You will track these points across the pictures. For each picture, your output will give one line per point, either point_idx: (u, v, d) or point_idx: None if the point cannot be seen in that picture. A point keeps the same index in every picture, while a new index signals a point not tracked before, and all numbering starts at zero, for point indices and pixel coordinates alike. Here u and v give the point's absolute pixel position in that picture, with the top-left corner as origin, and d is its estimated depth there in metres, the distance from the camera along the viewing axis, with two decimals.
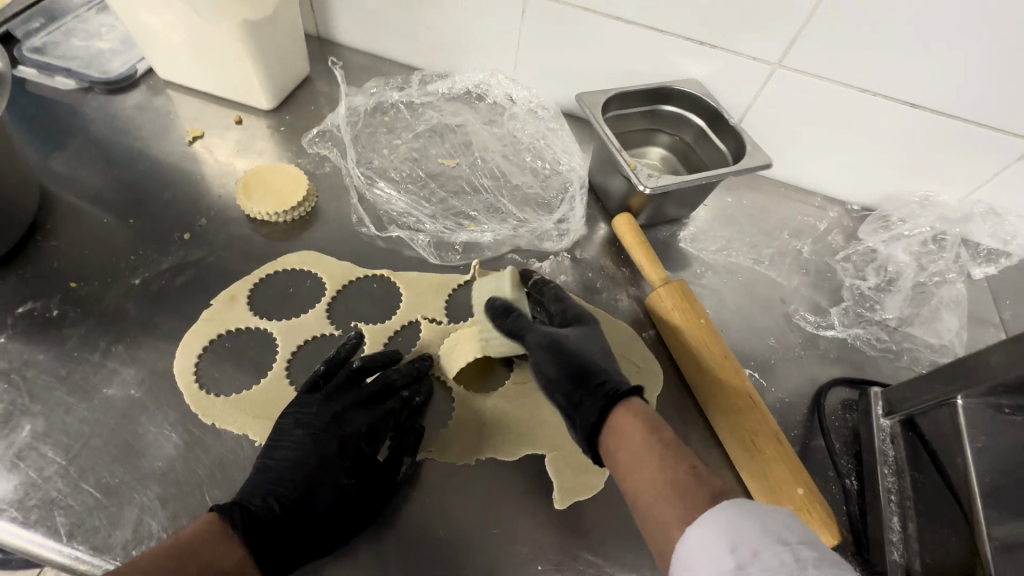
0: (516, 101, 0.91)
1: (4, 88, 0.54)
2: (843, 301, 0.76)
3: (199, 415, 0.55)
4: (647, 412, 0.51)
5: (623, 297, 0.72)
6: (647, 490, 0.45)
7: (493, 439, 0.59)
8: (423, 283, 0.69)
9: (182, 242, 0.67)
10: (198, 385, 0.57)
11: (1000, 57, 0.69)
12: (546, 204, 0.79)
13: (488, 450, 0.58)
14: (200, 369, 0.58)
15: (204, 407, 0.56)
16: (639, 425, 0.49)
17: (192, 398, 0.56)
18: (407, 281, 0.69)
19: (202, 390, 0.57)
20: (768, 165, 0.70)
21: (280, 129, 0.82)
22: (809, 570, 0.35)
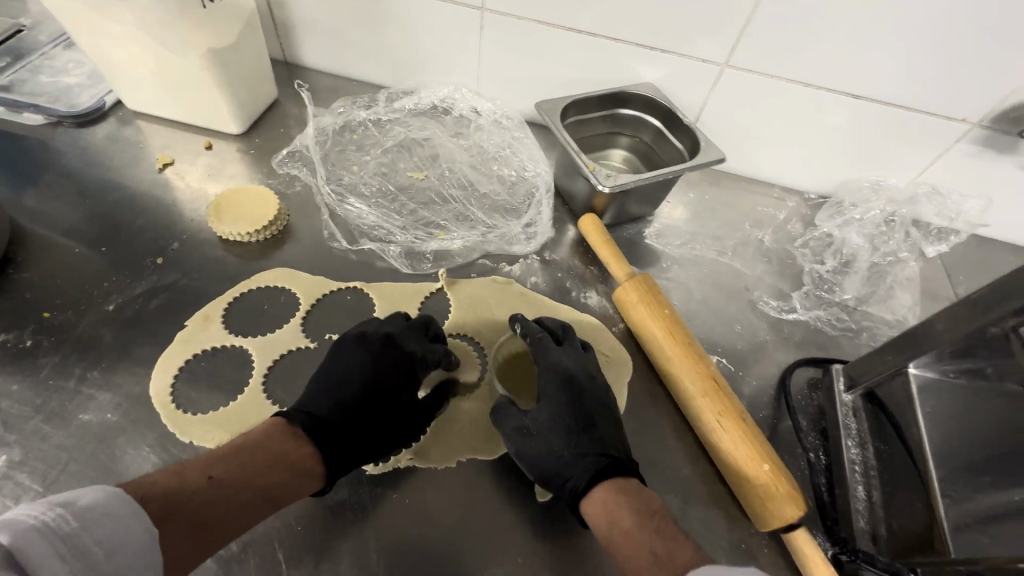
0: (481, 113, 0.93)
1: None
2: (804, 286, 0.79)
3: (176, 434, 0.56)
4: (609, 490, 0.53)
5: (593, 295, 0.74)
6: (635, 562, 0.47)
7: (472, 438, 0.61)
8: (396, 293, 0.71)
9: (155, 267, 0.68)
10: (175, 405, 0.58)
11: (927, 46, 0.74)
12: (514, 210, 0.81)
13: (467, 448, 0.60)
14: (176, 389, 0.59)
15: (182, 426, 0.57)
16: (604, 515, 0.51)
17: (169, 418, 0.57)
18: (380, 291, 0.70)
19: (179, 410, 0.58)
20: (719, 160, 0.73)
21: (250, 152, 0.84)
22: None
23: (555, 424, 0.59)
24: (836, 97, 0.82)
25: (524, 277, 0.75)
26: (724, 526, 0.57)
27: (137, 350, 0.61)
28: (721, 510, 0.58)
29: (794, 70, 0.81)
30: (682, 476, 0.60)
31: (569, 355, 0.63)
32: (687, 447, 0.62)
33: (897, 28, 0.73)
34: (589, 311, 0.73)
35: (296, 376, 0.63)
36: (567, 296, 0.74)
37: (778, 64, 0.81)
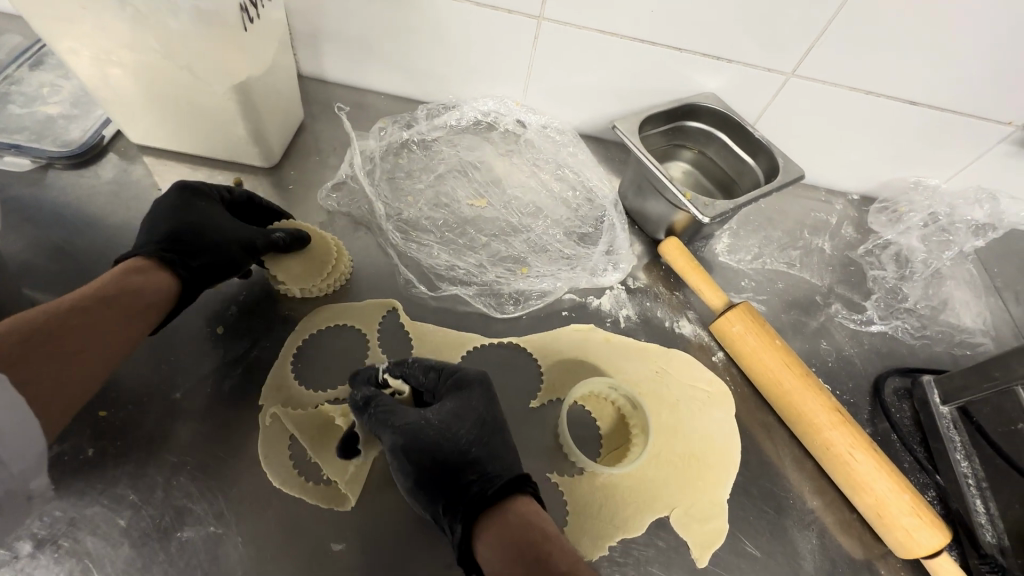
0: (529, 126, 0.87)
1: None
2: (874, 294, 0.80)
3: (323, 506, 0.51)
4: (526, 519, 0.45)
5: (686, 323, 0.72)
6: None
7: (616, 490, 0.59)
8: (470, 322, 0.67)
9: (217, 339, 0.59)
10: (306, 479, 0.52)
11: (993, 56, 0.74)
12: (589, 235, 0.77)
13: (621, 514, 0.58)
14: (299, 461, 0.53)
15: (327, 496, 0.52)
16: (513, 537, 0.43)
17: (307, 492, 0.52)
18: (455, 318, 0.67)
19: (312, 482, 0.52)
20: (801, 178, 0.72)
21: (288, 187, 0.75)
22: None
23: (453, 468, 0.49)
24: (892, 102, 0.81)
25: (614, 310, 0.71)
26: (860, 552, 0.59)
27: (223, 443, 0.53)
28: (850, 537, 0.60)
29: (858, 78, 0.79)
30: (811, 508, 0.61)
31: (441, 416, 0.51)
32: (810, 478, 0.62)
33: (970, 33, 0.72)
34: (685, 341, 0.71)
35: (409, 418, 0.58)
36: (661, 328, 0.71)
37: (842, 72, 0.78)
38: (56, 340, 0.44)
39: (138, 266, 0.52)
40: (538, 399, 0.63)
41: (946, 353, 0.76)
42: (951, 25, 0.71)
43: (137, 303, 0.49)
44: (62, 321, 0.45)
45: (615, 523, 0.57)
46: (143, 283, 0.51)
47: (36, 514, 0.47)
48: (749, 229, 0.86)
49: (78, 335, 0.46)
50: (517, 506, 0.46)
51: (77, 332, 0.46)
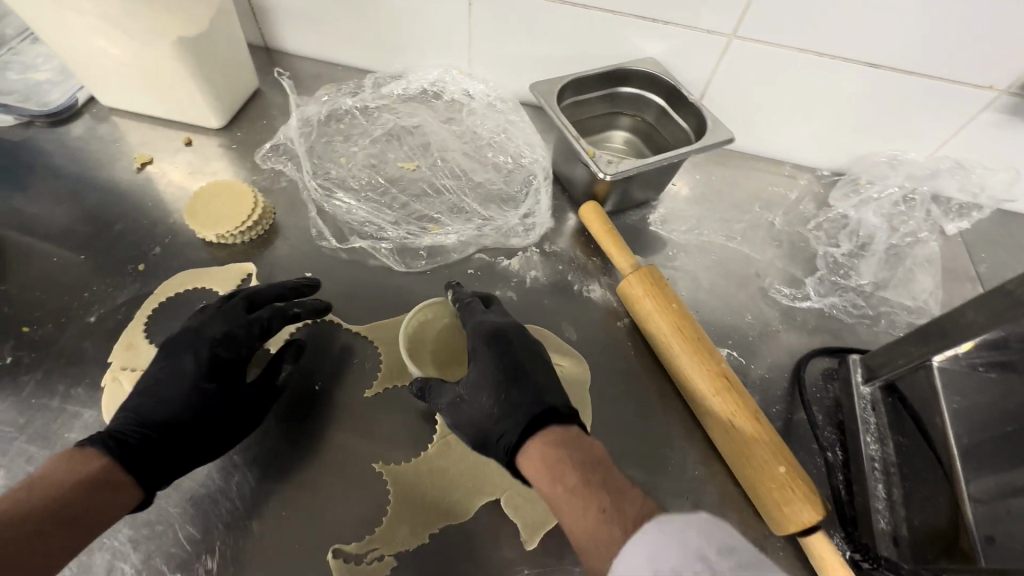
0: (473, 96, 0.88)
1: None
2: (818, 271, 0.75)
3: None
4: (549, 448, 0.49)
5: (596, 288, 0.71)
6: (590, 545, 0.42)
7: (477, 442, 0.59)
8: (374, 275, 0.69)
9: (137, 274, 0.65)
10: None
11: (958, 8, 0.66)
12: (511, 199, 0.77)
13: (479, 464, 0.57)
14: None
15: None
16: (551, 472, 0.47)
17: None
18: (361, 269, 0.69)
19: None
20: (728, 141, 0.69)
21: (232, 146, 0.80)
22: None
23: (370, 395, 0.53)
24: (852, 65, 0.75)
25: (523, 271, 0.71)
26: (739, 527, 0.56)
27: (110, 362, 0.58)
28: (731, 510, 0.56)
29: (808, 39, 0.73)
30: (694, 476, 0.58)
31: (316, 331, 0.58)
32: (698, 448, 0.60)
33: None
34: (592, 305, 0.69)
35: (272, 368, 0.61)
36: (569, 291, 0.71)
37: (788, 32, 0.73)
38: (11, 547, 0.40)
39: (112, 478, 0.47)
40: (374, 388, 0.60)
41: (890, 335, 0.69)
42: None
43: (95, 487, 0.45)
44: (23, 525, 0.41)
45: (464, 472, 0.56)
46: (114, 495, 0.47)
47: None
48: (690, 200, 0.82)
49: (38, 550, 0.41)
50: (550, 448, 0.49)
51: (34, 546, 0.41)
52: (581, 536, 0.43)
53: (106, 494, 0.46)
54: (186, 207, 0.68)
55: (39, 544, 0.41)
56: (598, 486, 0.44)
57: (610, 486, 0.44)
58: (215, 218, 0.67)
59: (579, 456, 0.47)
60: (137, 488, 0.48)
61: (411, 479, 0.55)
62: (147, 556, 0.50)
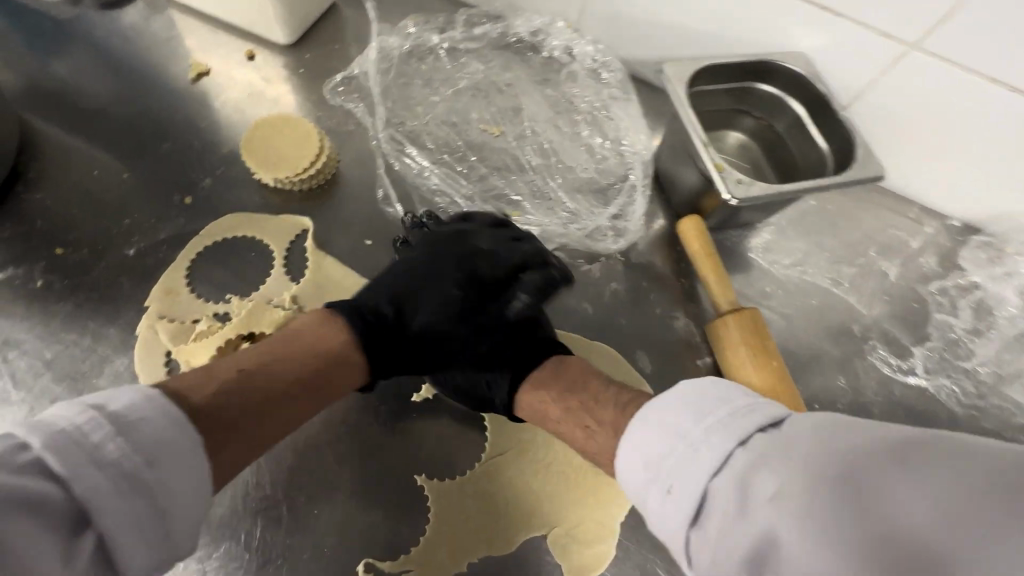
0: (577, 56, 0.74)
1: None
2: (930, 342, 0.66)
3: None
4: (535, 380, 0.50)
5: (680, 315, 0.63)
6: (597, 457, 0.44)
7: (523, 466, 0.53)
8: None
9: (182, 207, 0.58)
10: None
11: None
12: (602, 192, 0.68)
13: (524, 491, 0.52)
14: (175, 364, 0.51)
15: None
16: (540, 405, 0.49)
17: None
18: None
19: None
20: (877, 179, 0.58)
21: (299, 71, 0.69)
22: (702, 444, 0.37)
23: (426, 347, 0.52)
24: None
25: (603, 281, 0.63)
26: None
27: (147, 308, 0.52)
28: None
29: (1011, 66, 0.58)
30: None
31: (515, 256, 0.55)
32: None
33: None
34: (673, 336, 0.62)
35: None
36: (650, 313, 0.63)
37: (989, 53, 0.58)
38: (256, 397, 0.41)
39: (347, 355, 0.47)
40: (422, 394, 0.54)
41: (995, 434, 0.62)
42: None
43: (328, 359, 0.46)
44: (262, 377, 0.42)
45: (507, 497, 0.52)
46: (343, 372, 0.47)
47: None
48: (800, 229, 0.72)
49: (277, 420, 0.42)
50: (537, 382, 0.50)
51: (271, 403, 0.42)
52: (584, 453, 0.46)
53: (338, 367, 0.47)
54: (244, 141, 0.59)
55: (275, 416, 0.42)
56: (575, 407, 0.47)
57: (590, 404, 0.46)
58: (275, 158, 0.59)
59: (557, 387, 0.49)
60: (366, 371, 0.49)
61: (451, 501, 0.51)
62: None
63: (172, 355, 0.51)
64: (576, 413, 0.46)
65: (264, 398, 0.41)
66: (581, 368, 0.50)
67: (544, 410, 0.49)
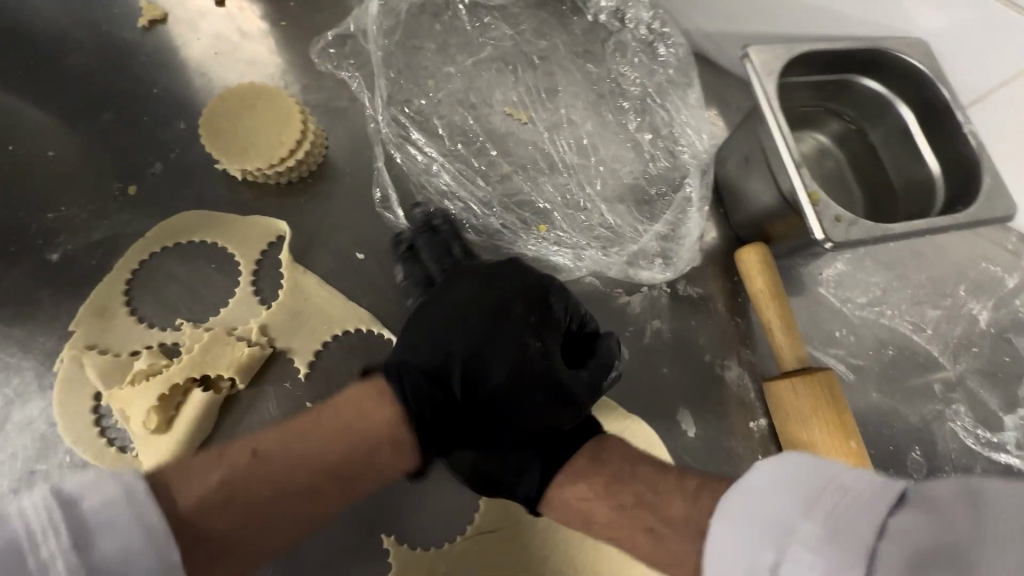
0: (628, 22, 0.58)
1: None
2: (1021, 409, 0.56)
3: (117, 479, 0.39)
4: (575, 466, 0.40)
5: (733, 365, 0.52)
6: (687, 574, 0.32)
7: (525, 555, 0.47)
8: None
9: (125, 201, 0.46)
10: (105, 439, 0.40)
11: None
12: (649, 204, 0.55)
13: None
14: (104, 412, 0.40)
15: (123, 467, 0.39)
16: (590, 491, 0.39)
17: (98, 455, 0.39)
18: None
19: (111, 446, 0.40)
20: (1006, 220, 0.46)
21: (280, 24, 0.55)
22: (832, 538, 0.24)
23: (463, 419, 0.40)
24: None
25: (643, 317, 0.52)
26: None
27: (72, 332, 0.41)
28: None
29: None
30: None
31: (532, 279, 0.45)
32: None
33: None
34: (722, 390, 0.51)
35: (263, 404, 0.43)
36: (696, 360, 0.52)
37: None
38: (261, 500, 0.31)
39: (396, 439, 0.36)
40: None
41: None
42: None
43: (376, 447, 0.36)
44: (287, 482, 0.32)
45: None
46: (390, 459, 0.36)
47: None
48: (880, 259, 0.60)
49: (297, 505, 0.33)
50: (579, 464, 0.40)
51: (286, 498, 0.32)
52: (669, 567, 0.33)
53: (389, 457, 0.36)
54: (202, 123, 0.46)
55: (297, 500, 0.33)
56: (632, 504, 0.36)
57: (645, 499, 0.36)
58: (245, 142, 0.46)
59: (601, 478, 0.39)
60: (416, 450, 0.37)
61: None
62: None
63: (102, 398, 0.40)
64: (634, 513, 0.36)
65: (279, 488, 0.32)
66: (622, 451, 0.40)
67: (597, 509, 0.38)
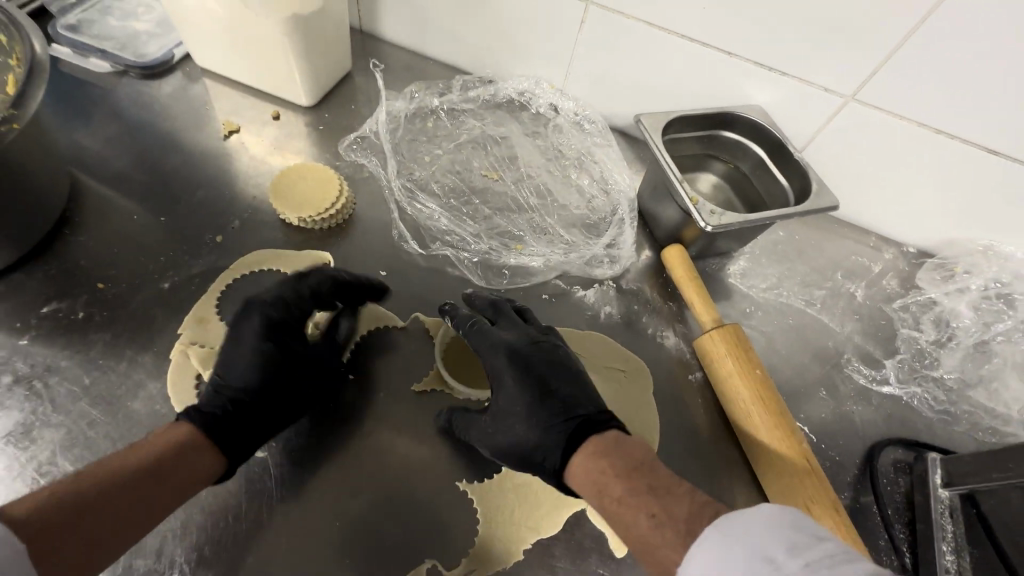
0: (561, 112, 0.85)
1: (41, 76, 0.52)
2: (900, 355, 0.72)
3: None
4: (602, 446, 0.51)
5: (670, 335, 0.68)
6: (646, 546, 0.43)
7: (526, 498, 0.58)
8: (445, 291, 0.68)
9: (213, 246, 0.64)
10: None
11: None
12: (594, 227, 0.75)
13: (532, 521, 0.57)
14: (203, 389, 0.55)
15: None
16: (597, 468, 0.49)
17: None
18: (431, 284, 0.68)
19: None
20: (832, 208, 0.66)
21: (318, 128, 0.78)
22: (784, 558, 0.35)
23: (518, 400, 0.56)
24: (970, 148, 0.71)
25: (598, 305, 0.70)
26: None
27: (179, 335, 0.57)
28: None
29: (933, 112, 0.69)
30: None
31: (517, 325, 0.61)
32: None
33: None
34: (663, 353, 0.67)
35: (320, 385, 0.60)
36: (642, 334, 0.68)
37: (907, 104, 0.70)
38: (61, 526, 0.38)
39: (193, 442, 0.48)
40: (421, 384, 0.62)
41: (970, 437, 0.66)
42: None
43: (181, 451, 0.47)
44: (91, 500, 0.40)
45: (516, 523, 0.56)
46: (197, 458, 0.48)
47: (22, 355, 0.54)
48: (771, 257, 0.80)
49: (107, 520, 0.40)
50: (609, 450, 0.50)
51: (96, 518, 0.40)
52: (634, 539, 0.44)
53: (187, 453, 0.47)
54: (270, 190, 0.66)
55: (111, 523, 0.41)
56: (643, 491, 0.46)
57: (657, 488, 0.46)
58: (299, 200, 0.66)
59: (623, 462, 0.48)
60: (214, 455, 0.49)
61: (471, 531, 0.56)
62: None
63: (204, 378, 0.55)
64: (641, 497, 0.45)
65: (70, 504, 0.39)
66: (641, 449, 0.50)
67: (616, 478, 0.47)
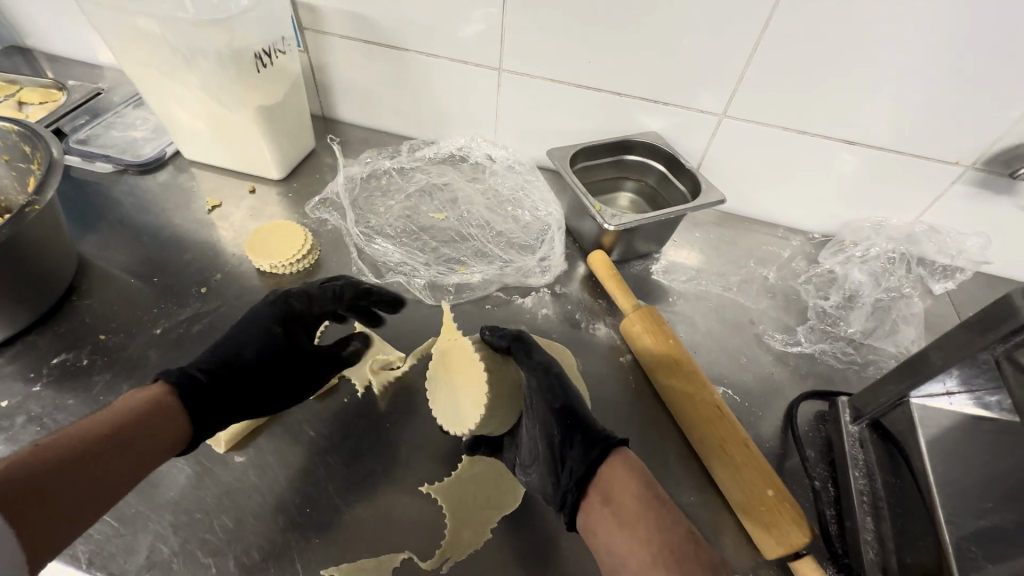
0: (496, 160, 0.99)
1: (55, 172, 0.65)
2: (810, 321, 0.82)
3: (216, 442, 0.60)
4: (635, 467, 0.52)
5: (602, 326, 0.78)
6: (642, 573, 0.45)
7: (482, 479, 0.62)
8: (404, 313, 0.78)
9: (199, 295, 0.75)
10: None
11: (932, 98, 0.75)
12: (529, 246, 0.87)
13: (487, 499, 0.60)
14: None
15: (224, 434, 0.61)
16: (622, 486, 0.50)
17: None
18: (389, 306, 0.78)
19: None
20: (720, 201, 0.79)
21: (289, 195, 0.93)
22: None
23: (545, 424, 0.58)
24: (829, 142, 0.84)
25: (536, 308, 0.80)
26: (734, 553, 0.58)
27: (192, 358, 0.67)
28: (726, 532, 0.59)
29: (791, 120, 0.83)
30: (688, 501, 0.61)
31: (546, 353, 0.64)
32: (695, 475, 0.64)
33: (897, 83, 0.75)
34: (597, 342, 0.76)
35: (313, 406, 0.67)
36: (577, 329, 0.78)
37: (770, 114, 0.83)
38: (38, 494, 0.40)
39: (163, 409, 0.50)
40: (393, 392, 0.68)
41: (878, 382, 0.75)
42: (877, 72, 0.74)
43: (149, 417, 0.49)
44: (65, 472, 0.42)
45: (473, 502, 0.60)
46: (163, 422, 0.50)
47: (34, 398, 0.63)
48: (689, 254, 0.91)
49: (87, 477, 0.43)
50: (622, 476, 0.51)
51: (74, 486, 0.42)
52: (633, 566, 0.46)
53: (154, 420, 0.49)
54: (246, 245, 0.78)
55: (90, 489, 0.43)
56: (649, 521, 0.47)
57: (669, 519, 0.48)
58: (271, 250, 0.78)
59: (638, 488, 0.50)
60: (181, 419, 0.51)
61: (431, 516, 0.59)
62: (184, 540, 0.55)
63: None
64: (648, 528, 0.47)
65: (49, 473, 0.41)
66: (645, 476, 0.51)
67: (631, 503, 0.49)
